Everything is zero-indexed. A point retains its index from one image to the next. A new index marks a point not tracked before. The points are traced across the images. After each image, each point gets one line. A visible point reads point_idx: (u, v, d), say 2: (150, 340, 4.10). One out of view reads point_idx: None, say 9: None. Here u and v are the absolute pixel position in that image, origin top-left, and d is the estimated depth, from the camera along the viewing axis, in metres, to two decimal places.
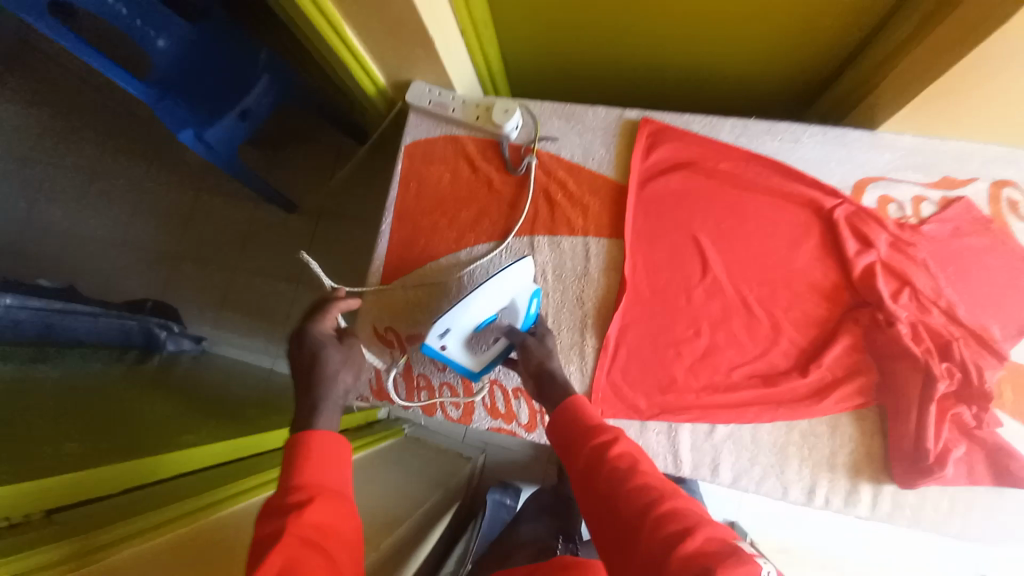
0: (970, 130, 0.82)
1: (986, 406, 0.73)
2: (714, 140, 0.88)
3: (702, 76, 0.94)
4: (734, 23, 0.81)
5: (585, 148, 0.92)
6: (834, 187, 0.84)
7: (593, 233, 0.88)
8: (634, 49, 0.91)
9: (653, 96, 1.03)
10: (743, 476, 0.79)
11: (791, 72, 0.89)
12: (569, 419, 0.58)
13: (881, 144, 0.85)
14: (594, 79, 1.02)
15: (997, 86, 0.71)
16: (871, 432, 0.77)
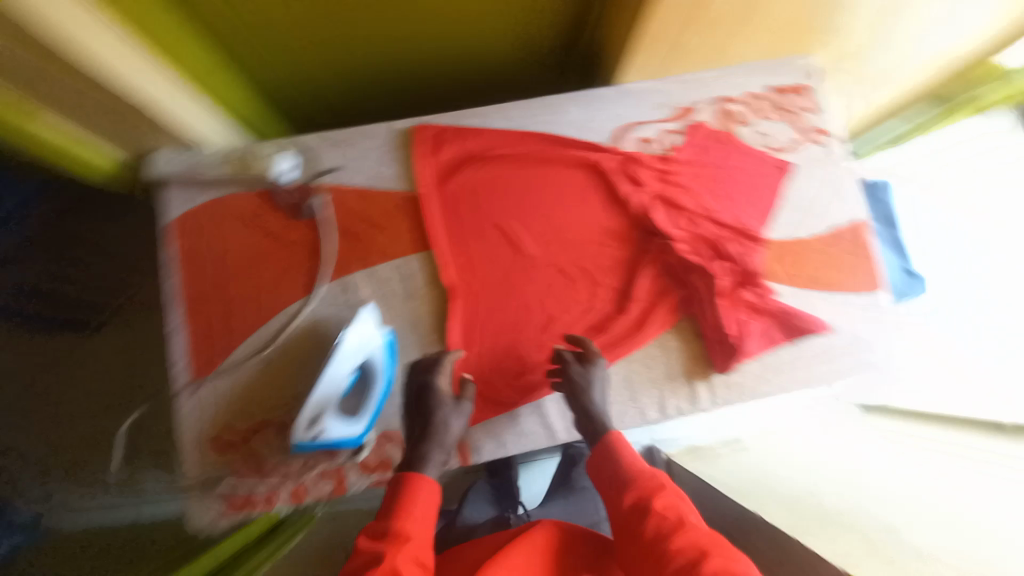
0: (689, 61, 0.90)
1: (760, 287, 0.86)
2: (486, 130, 0.91)
3: (460, 70, 0.97)
4: (462, 20, 0.83)
5: (368, 170, 0.89)
6: (598, 142, 0.92)
7: (407, 250, 0.88)
8: (382, 57, 0.90)
9: (427, 96, 1.04)
10: (605, 416, 0.86)
11: (532, 49, 0.94)
12: (614, 452, 0.72)
13: (624, 96, 0.93)
14: (361, 93, 0.99)
15: (685, 30, 0.80)
16: (689, 338, 0.88)
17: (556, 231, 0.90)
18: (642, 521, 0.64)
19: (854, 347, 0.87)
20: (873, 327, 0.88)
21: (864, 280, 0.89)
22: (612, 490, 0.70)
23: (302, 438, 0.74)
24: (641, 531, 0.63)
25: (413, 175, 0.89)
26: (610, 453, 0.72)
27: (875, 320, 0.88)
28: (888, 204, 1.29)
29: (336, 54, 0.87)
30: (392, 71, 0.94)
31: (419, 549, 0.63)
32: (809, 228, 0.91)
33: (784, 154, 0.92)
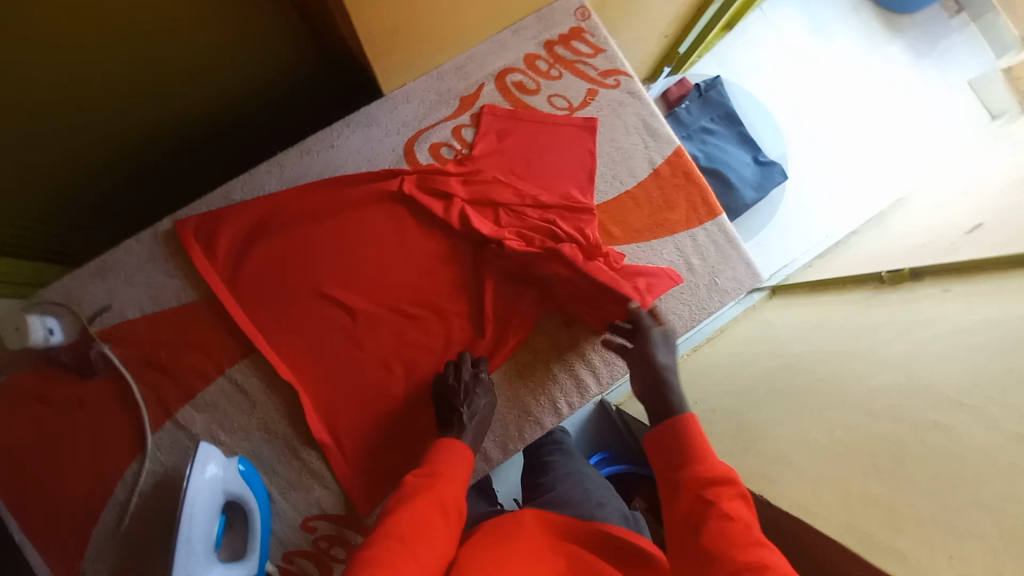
0: (450, 45, 0.82)
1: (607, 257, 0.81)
2: (263, 197, 0.80)
3: (204, 112, 0.87)
4: (162, 59, 0.74)
5: (148, 292, 0.77)
6: (390, 165, 0.83)
7: (227, 361, 0.77)
8: (114, 116, 0.79)
9: (189, 151, 0.93)
10: (502, 441, 0.81)
11: (274, 70, 0.85)
12: (677, 433, 0.63)
13: (399, 105, 0.84)
14: (121, 163, 0.88)
15: (417, 11, 0.71)
16: (555, 331, 0.84)
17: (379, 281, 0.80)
18: (705, 524, 0.54)
19: (710, 274, 0.86)
20: (725, 249, 0.87)
21: (702, 206, 0.87)
22: (679, 474, 0.60)
23: None
24: (703, 547, 0.53)
25: (199, 277, 0.78)
26: (672, 433, 0.63)
27: (724, 240, 0.87)
28: (726, 98, 1.27)
29: (55, 133, 0.76)
30: (139, 130, 0.84)
31: (454, 501, 0.59)
32: (631, 174, 0.87)
33: (585, 109, 0.86)
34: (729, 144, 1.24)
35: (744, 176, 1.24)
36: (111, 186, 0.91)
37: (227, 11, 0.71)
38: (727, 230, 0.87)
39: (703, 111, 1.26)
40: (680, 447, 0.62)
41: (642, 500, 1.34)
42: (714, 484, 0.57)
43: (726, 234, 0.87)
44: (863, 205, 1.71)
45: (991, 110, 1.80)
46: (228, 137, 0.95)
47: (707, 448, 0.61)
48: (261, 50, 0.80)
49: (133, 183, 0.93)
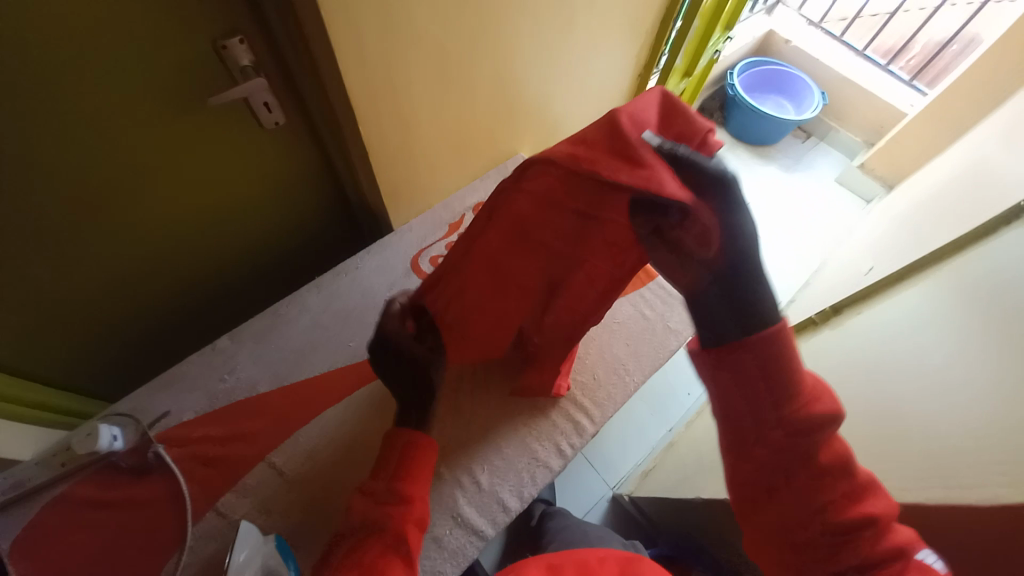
0: (433, 189, 1.17)
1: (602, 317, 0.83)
2: (305, 310, 1.02)
3: (245, 255, 1.10)
4: (214, 223, 0.97)
5: (203, 395, 0.91)
6: (401, 274, 1.08)
7: (269, 447, 0.87)
8: (185, 267, 1.01)
9: (231, 289, 1.15)
10: (516, 488, 0.89)
11: (305, 217, 1.11)
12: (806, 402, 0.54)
13: (405, 231, 1.14)
14: (180, 305, 1.08)
15: (413, 169, 1.06)
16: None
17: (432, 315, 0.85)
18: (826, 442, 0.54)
19: (665, 321, 1.08)
20: (671, 303, 1.10)
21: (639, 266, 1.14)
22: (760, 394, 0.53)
23: None
24: (815, 453, 0.53)
25: (248, 377, 0.93)
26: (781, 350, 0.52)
27: (668, 296, 1.11)
28: None
29: (139, 285, 0.96)
30: (201, 275, 1.05)
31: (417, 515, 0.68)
32: None
33: None
34: None
35: None
36: (167, 327, 1.10)
37: (278, 182, 0.98)
38: (669, 291, 1.11)
39: None
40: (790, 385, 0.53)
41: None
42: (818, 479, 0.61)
43: (668, 293, 1.11)
44: (790, 278, 2.06)
45: (863, 198, 2.34)
46: (268, 277, 1.21)
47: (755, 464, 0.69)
48: (303, 212, 1.10)
49: (187, 322, 1.12)
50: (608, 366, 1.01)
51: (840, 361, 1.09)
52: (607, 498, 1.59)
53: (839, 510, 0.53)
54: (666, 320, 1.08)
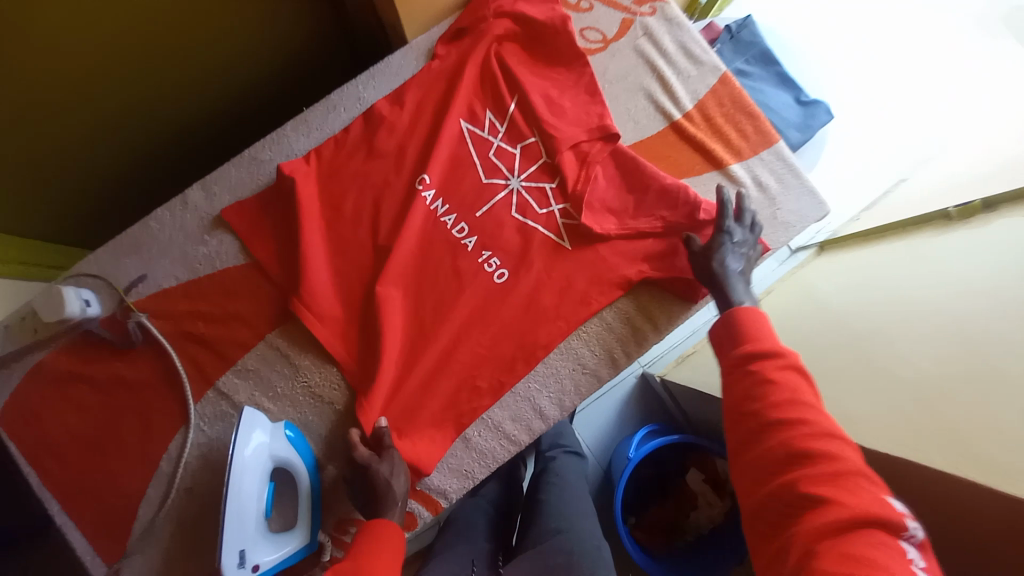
0: None
1: (578, 313, 0.75)
2: (292, 156, 0.78)
3: (227, 83, 0.90)
4: (161, 41, 0.78)
5: (184, 260, 0.74)
6: (420, 116, 0.80)
7: (266, 329, 0.73)
8: (111, 76, 0.78)
9: (227, 130, 0.98)
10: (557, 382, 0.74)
11: (290, 20, 0.86)
12: (728, 322, 0.64)
13: (419, 48, 0.82)
14: (93, 140, 0.84)
15: None
16: (586, 338, 0.76)
17: (320, 211, 0.76)
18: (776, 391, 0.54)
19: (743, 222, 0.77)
20: (733, 201, 0.79)
21: (742, 153, 0.80)
22: (727, 346, 0.62)
23: None
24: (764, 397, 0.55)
25: (236, 242, 0.74)
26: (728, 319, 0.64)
27: (735, 191, 0.79)
28: (759, 38, 1.20)
29: (60, 99, 0.76)
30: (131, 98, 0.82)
31: None
32: (671, 109, 0.80)
33: (617, 45, 0.81)
34: (767, 85, 1.18)
35: (786, 118, 1.17)
36: (71, 169, 0.85)
37: None
38: (762, 178, 0.79)
39: (735, 53, 1.19)
40: (734, 329, 0.63)
41: (698, 470, 1.26)
42: (760, 356, 0.58)
43: (760, 180, 0.79)
44: None
45: None
46: (249, 92, 0.94)
47: (773, 334, 0.60)
48: (268, 56, 0.90)
49: (108, 168, 0.89)
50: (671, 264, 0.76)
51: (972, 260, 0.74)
52: (635, 376, 1.48)
53: (807, 466, 0.48)
54: (740, 219, 0.77)
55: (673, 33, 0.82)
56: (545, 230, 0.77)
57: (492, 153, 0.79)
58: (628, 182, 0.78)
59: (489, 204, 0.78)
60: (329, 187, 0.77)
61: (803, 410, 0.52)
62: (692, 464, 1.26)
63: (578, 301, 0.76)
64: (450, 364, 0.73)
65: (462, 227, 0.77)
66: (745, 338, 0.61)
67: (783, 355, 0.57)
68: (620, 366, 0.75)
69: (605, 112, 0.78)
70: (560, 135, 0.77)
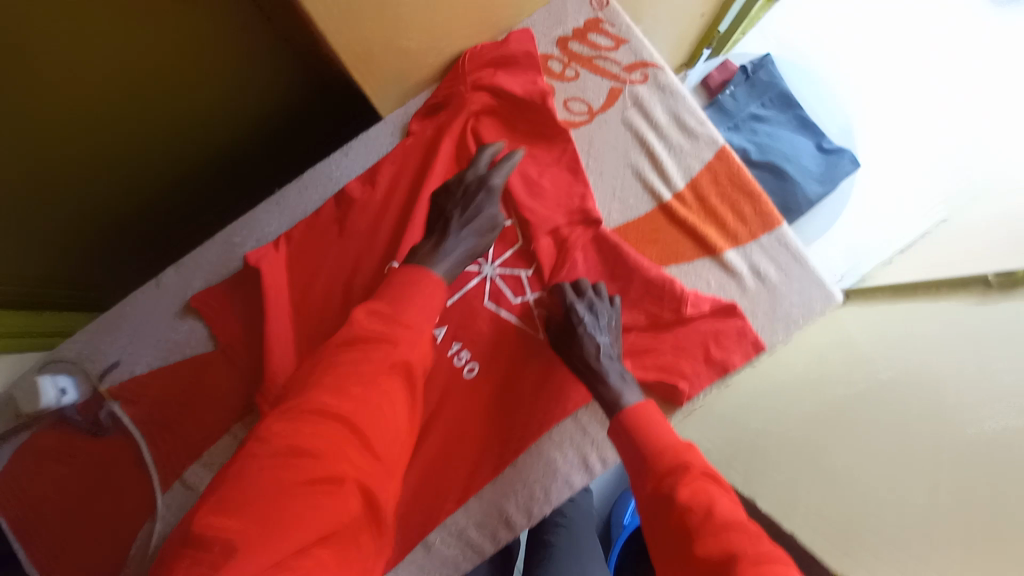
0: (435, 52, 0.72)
1: (550, 413, 0.70)
2: (264, 242, 0.75)
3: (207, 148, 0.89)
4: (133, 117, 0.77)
5: (154, 346, 0.74)
6: (388, 194, 0.74)
7: (231, 420, 0.72)
8: (88, 158, 0.79)
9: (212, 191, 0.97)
10: (536, 467, 0.71)
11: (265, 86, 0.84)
12: (625, 432, 0.59)
13: (397, 122, 0.76)
14: (77, 213, 0.85)
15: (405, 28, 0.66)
16: (558, 440, 0.71)
17: (288, 299, 0.73)
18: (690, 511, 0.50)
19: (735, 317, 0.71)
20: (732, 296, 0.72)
21: (739, 237, 0.72)
22: (631, 464, 0.57)
23: None
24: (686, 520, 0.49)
25: (204, 329, 0.73)
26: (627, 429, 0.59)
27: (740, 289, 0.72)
28: (779, 78, 1.09)
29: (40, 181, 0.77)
30: (111, 172, 0.83)
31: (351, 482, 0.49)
32: (661, 188, 0.74)
33: (604, 117, 0.75)
34: (786, 130, 1.07)
35: (807, 168, 1.06)
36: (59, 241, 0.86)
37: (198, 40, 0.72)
38: (771, 277, 0.72)
39: (751, 95, 1.09)
40: (636, 443, 0.58)
41: None
42: (673, 471, 0.54)
43: (770, 280, 0.72)
44: None
45: None
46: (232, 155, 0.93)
47: (671, 439, 0.57)
48: (245, 121, 0.88)
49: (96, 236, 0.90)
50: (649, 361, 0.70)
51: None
52: None
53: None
54: (734, 314, 0.71)
55: (667, 102, 0.74)
56: (518, 321, 0.72)
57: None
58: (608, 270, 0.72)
59: (462, 292, 0.73)
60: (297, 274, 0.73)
61: (721, 531, 0.47)
62: None
63: (551, 399, 0.71)
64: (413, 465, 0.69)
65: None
66: (645, 448, 0.57)
67: (691, 468, 0.53)
68: (595, 472, 0.70)
69: (587, 193, 0.72)
70: (536, 219, 0.72)
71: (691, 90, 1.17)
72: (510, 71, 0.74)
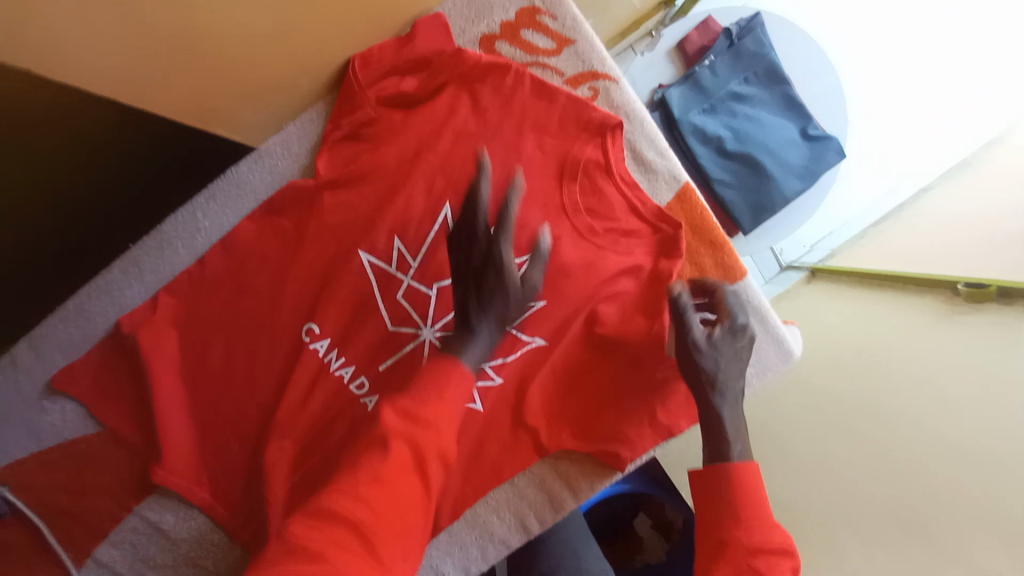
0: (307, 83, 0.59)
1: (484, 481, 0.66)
2: (126, 311, 0.62)
3: None
4: None
5: (27, 428, 0.65)
6: (281, 242, 0.61)
7: (135, 500, 0.66)
8: None
9: None
10: (488, 532, 0.69)
11: None
12: (725, 488, 0.53)
13: (271, 155, 0.60)
14: None
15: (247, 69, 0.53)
16: (495, 503, 0.68)
17: (175, 371, 0.63)
18: None
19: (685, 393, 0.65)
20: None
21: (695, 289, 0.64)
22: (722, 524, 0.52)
23: None
24: None
25: (81, 408, 0.64)
26: (723, 481, 0.53)
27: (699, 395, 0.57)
28: (767, 47, 0.91)
29: None
30: None
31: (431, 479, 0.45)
32: (617, 226, 0.61)
33: (548, 143, 0.60)
34: (767, 113, 0.92)
35: (787, 161, 0.93)
36: None
37: None
38: (739, 386, 0.58)
39: (733, 69, 0.91)
40: (727, 500, 0.53)
41: (646, 516, 1.27)
42: (767, 552, 0.50)
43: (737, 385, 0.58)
44: None
45: None
46: None
47: (765, 505, 0.52)
48: None
49: None
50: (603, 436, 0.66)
51: (956, 432, 0.59)
52: None
53: None
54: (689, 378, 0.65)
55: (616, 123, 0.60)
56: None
57: (400, 295, 0.63)
58: (556, 335, 0.64)
59: (390, 359, 0.63)
60: (184, 343, 0.62)
61: None
62: (642, 509, 1.27)
63: (486, 467, 0.66)
64: None
65: (360, 382, 0.64)
66: (737, 504, 0.52)
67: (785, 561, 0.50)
68: (533, 532, 0.69)
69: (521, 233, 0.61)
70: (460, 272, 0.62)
71: (665, 56, 0.97)
72: (418, 78, 0.59)
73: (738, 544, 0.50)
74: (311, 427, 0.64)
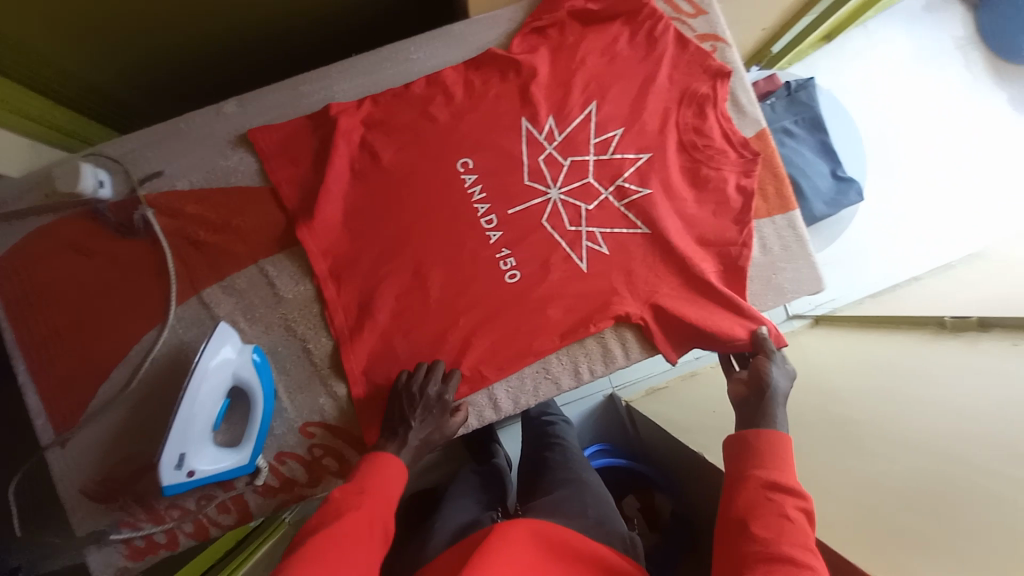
0: None
1: (562, 322, 0.77)
2: (331, 99, 0.79)
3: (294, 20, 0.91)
4: None
5: (202, 168, 0.76)
6: (465, 87, 0.79)
7: (263, 253, 0.75)
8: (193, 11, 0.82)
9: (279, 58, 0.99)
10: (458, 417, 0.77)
11: None
12: (756, 445, 0.63)
13: (479, 27, 0.82)
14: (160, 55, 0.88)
15: None
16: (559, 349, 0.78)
17: (347, 155, 0.76)
18: (760, 514, 0.56)
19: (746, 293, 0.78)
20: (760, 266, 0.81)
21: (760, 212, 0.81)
22: (748, 468, 0.62)
23: (172, 479, 0.64)
24: (751, 530, 0.55)
25: (257, 162, 0.76)
26: (757, 438, 0.64)
27: (742, 399, 0.71)
28: (815, 103, 1.19)
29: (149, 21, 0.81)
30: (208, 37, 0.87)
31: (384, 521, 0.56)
32: (713, 146, 0.80)
33: (676, 73, 0.81)
34: (809, 148, 1.17)
35: (819, 187, 1.16)
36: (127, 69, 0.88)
37: None
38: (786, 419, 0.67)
39: (788, 110, 1.19)
40: (765, 453, 0.62)
41: (635, 498, 1.28)
42: (783, 490, 0.58)
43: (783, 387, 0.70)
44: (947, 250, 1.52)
45: None
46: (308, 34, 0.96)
47: (794, 466, 0.61)
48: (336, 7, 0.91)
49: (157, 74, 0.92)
50: (683, 317, 0.75)
51: None
52: (604, 395, 1.50)
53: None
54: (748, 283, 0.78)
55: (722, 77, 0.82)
56: (566, 245, 0.77)
57: (542, 158, 0.79)
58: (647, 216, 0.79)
59: (522, 204, 0.78)
60: (361, 135, 0.77)
61: (786, 547, 0.52)
62: (632, 491, 1.29)
63: (567, 309, 0.77)
64: (431, 336, 0.75)
65: (491, 219, 0.77)
66: (763, 457, 0.62)
67: (799, 503, 0.57)
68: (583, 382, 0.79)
69: (642, 131, 0.80)
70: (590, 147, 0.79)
71: None
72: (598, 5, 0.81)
73: (747, 481, 0.60)
74: (435, 230, 0.76)
